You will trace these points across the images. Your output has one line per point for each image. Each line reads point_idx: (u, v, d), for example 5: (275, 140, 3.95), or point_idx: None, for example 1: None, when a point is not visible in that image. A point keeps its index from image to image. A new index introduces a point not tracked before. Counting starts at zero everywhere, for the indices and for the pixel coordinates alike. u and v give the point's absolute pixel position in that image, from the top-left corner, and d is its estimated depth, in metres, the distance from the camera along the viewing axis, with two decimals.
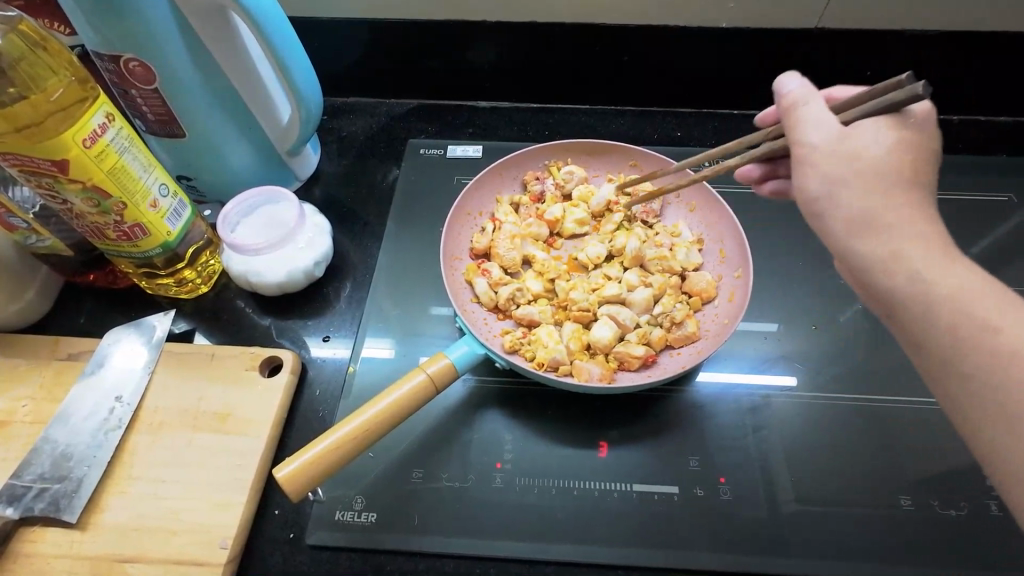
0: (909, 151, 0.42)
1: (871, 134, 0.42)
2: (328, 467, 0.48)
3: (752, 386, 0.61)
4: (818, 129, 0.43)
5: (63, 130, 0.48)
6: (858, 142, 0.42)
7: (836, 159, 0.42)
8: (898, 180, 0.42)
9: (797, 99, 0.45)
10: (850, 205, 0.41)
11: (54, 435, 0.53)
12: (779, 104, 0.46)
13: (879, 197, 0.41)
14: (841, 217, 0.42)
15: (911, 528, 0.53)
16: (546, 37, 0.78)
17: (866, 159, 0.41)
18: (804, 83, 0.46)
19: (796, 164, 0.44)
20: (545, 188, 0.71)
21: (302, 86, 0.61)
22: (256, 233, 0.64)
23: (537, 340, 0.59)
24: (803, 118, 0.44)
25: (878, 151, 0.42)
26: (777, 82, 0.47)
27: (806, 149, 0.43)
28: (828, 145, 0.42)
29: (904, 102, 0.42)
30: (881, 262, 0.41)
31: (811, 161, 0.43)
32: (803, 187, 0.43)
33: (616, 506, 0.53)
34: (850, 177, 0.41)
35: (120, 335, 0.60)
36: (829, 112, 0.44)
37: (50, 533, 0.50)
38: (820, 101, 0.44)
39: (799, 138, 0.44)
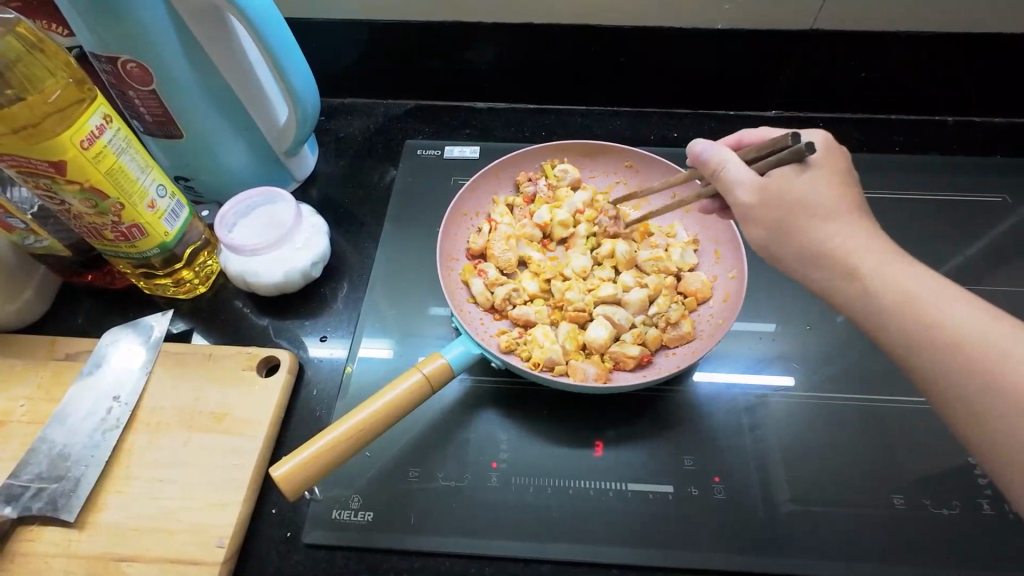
0: (838, 175, 0.46)
1: (793, 176, 0.46)
2: (324, 466, 0.48)
3: (748, 385, 0.61)
4: (743, 188, 0.48)
5: (61, 131, 0.48)
6: (784, 187, 0.46)
7: (769, 210, 0.47)
8: (838, 203, 0.45)
9: (714, 163, 0.50)
10: (800, 236, 0.45)
11: (51, 434, 0.53)
12: (700, 168, 0.51)
13: (823, 224, 0.45)
14: (794, 249, 0.46)
15: (908, 527, 0.53)
16: (544, 37, 0.78)
17: (795, 201, 0.46)
18: (715, 145, 0.50)
19: (738, 219, 0.49)
20: (538, 188, 0.71)
21: (299, 87, 0.61)
22: (254, 234, 0.64)
23: (533, 340, 0.59)
24: (724, 179, 0.49)
25: (804, 189, 0.46)
26: (690, 147, 0.51)
27: (740, 207, 0.48)
28: (758, 200, 0.47)
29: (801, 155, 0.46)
30: (841, 284, 0.44)
31: (748, 217, 0.48)
32: (753, 237, 0.49)
33: (612, 505, 0.53)
34: (786, 220, 0.46)
35: (118, 335, 0.60)
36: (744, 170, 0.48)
37: (48, 532, 0.50)
38: (734, 160, 0.49)
39: (730, 199, 0.49)
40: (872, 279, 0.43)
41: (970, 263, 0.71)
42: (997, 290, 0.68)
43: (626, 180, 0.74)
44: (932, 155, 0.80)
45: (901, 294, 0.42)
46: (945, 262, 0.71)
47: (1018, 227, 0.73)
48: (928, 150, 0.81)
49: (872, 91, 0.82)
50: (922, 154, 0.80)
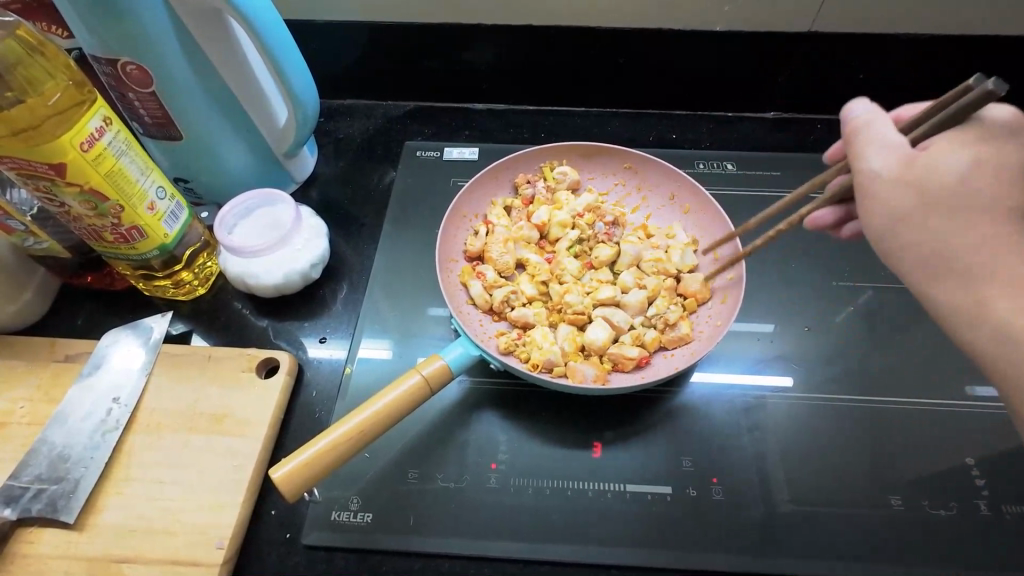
0: (1010, 168, 0.40)
1: (946, 151, 0.42)
2: (323, 467, 0.48)
3: (745, 386, 0.61)
4: (881, 151, 0.44)
5: (61, 133, 0.48)
6: (933, 160, 0.41)
7: (901, 185, 0.42)
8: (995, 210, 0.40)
9: (860, 122, 0.46)
10: (928, 241, 0.42)
11: (51, 436, 0.53)
12: (842, 127, 0.47)
13: (959, 235, 0.41)
14: (916, 255, 0.42)
15: (904, 527, 0.53)
16: (544, 38, 0.78)
17: (940, 184, 0.41)
18: (870, 107, 0.46)
19: (860, 189, 0.45)
20: (535, 190, 0.71)
21: (299, 89, 0.62)
22: (253, 236, 0.64)
23: (532, 341, 0.59)
24: (869, 136, 0.45)
25: (954, 170, 0.41)
26: (844, 106, 0.48)
27: (869, 174, 0.44)
28: (893, 169, 0.43)
29: (977, 100, 0.42)
30: (964, 311, 0.41)
31: (872, 192, 0.43)
32: (871, 218, 0.44)
33: (610, 506, 0.54)
34: (920, 210, 0.41)
35: (118, 336, 0.60)
36: (895, 132, 0.44)
37: (48, 534, 0.50)
38: (885, 120, 0.45)
39: (860, 164, 0.45)
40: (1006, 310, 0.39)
41: None
42: None
43: (624, 181, 0.74)
44: None
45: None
46: None
47: None
48: None
49: (872, 92, 0.82)
50: None
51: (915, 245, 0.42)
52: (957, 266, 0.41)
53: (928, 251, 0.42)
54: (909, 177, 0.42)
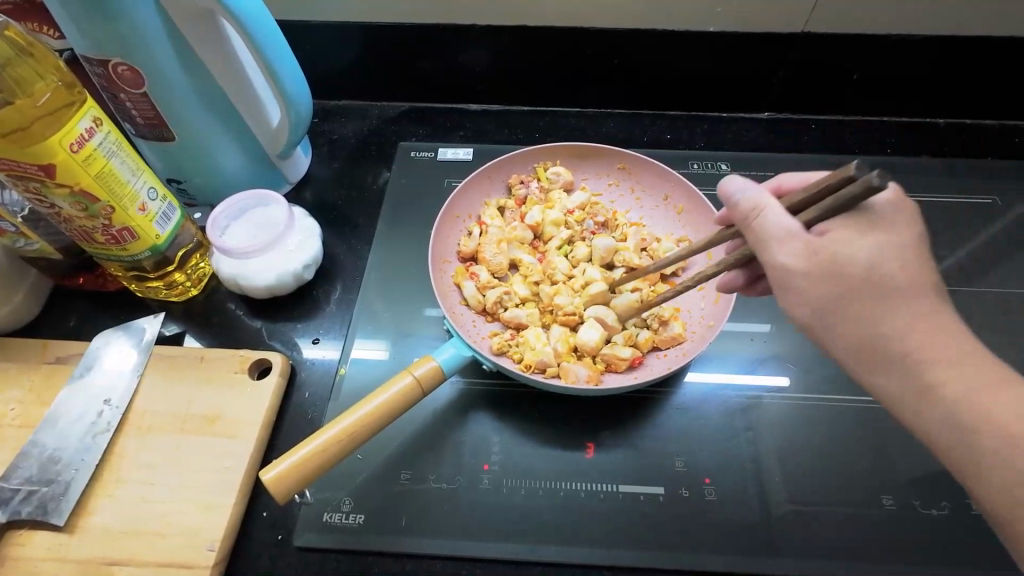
0: (902, 245, 0.42)
1: (845, 239, 0.42)
2: (314, 469, 0.48)
3: (740, 386, 0.61)
4: (784, 243, 0.42)
5: (50, 134, 0.48)
6: (838, 249, 0.41)
7: (813, 278, 0.42)
8: (906, 287, 0.41)
9: (749, 208, 0.44)
10: (862, 328, 0.42)
11: (42, 438, 0.53)
12: (733, 211, 0.45)
13: (886, 318, 0.41)
14: (851, 341, 0.42)
15: (896, 529, 0.53)
16: (537, 39, 0.78)
17: (851, 273, 0.41)
18: (753, 187, 0.45)
19: (775, 280, 0.44)
20: (529, 191, 0.72)
21: (291, 89, 0.61)
22: (246, 237, 0.64)
23: (525, 342, 0.59)
24: (765, 227, 0.43)
25: (860, 258, 0.41)
26: (721, 187, 0.46)
27: (781, 268, 0.43)
28: (802, 261, 0.42)
29: (862, 194, 0.38)
30: (909, 394, 0.41)
31: (789, 285, 0.43)
32: (794, 309, 0.44)
33: (604, 507, 0.54)
34: (841, 297, 0.41)
35: (109, 337, 0.60)
36: (787, 221, 0.43)
37: (38, 537, 0.50)
38: (774, 206, 0.43)
39: (769, 255, 0.43)
40: (942, 386, 0.40)
41: (960, 264, 0.71)
42: (986, 292, 0.69)
43: (619, 181, 0.74)
44: (922, 158, 0.80)
45: (971, 406, 0.39)
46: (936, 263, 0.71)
47: (1008, 229, 0.74)
48: (919, 152, 0.81)
49: (864, 93, 0.82)
50: (912, 157, 0.80)
51: (852, 336, 0.42)
52: (893, 349, 0.41)
53: (863, 339, 0.42)
54: (817, 268, 0.41)
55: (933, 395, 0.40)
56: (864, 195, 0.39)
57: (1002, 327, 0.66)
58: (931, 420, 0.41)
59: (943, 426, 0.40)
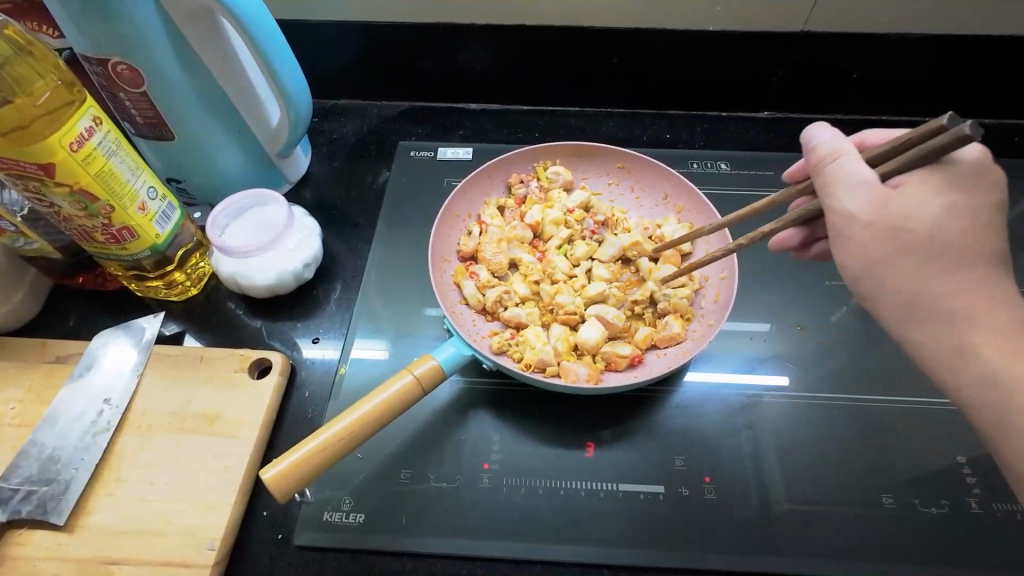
0: (976, 208, 0.41)
1: (916, 192, 0.41)
2: (314, 468, 0.48)
3: (740, 385, 0.61)
4: (852, 189, 0.43)
5: (49, 134, 0.48)
6: (906, 202, 0.41)
7: (876, 228, 0.42)
8: (966, 251, 0.41)
9: (827, 154, 0.45)
10: (908, 286, 0.42)
11: (42, 437, 0.53)
12: (809, 156, 0.46)
13: (937, 279, 0.41)
14: (894, 298, 0.43)
15: (895, 527, 0.53)
16: (537, 39, 0.78)
17: (914, 230, 0.41)
18: (835, 134, 0.46)
19: (832, 227, 0.44)
20: (529, 190, 0.72)
21: (289, 86, 0.61)
22: (245, 236, 0.64)
23: (525, 341, 0.59)
24: (836, 172, 0.44)
25: (926, 215, 0.41)
26: (805, 133, 0.47)
27: (842, 215, 0.43)
28: (866, 210, 0.42)
29: (951, 144, 0.39)
30: (946, 353, 0.42)
31: (846, 232, 0.43)
32: (842, 259, 0.44)
33: (603, 506, 0.54)
34: (898, 253, 0.41)
35: (109, 337, 0.60)
36: (863, 167, 0.43)
37: (37, 536, 0.50)
38: (851, 154, 0.44)
39: (832, 201, 0.44)
40: (981, 350, 0.40)
41: None
42: None
43: (618, 181, 0.74)
44: None
45: (1013, 376, 0.40)
46: None
47: (1007, 228, 0.74)
48: None
49: (863, 92, 0.82)
50: None
51: (898, 293, 0.42)
52: (938, 311, 0.41)
53: (910, 296, 0.42)
54: (880, 218, 0.42)
55: (968, 356, 0.41)
56: (951, 146, 0.40)
57: None
58: (968, 382, 0.41)
59: (981, 389, 0.41)
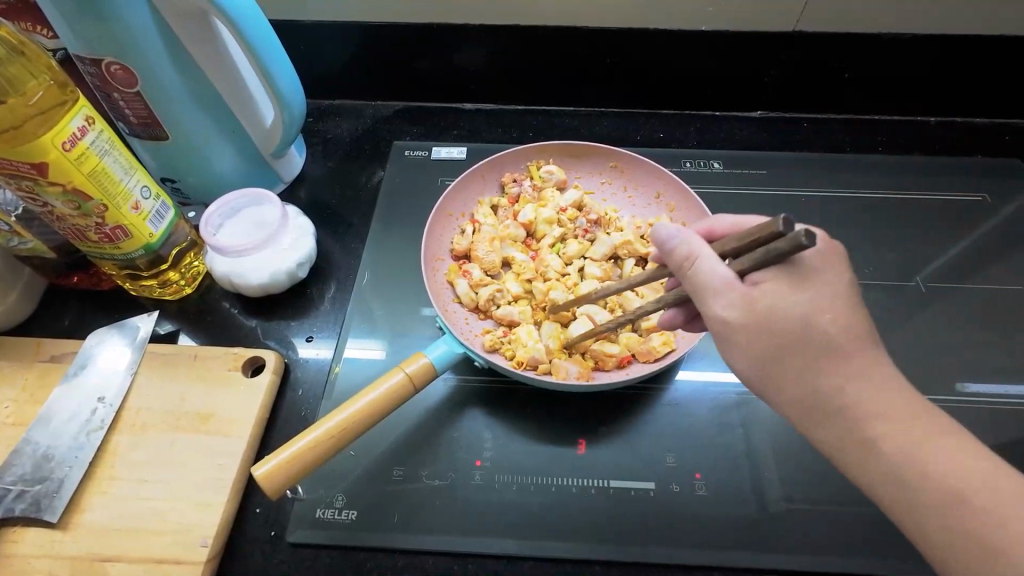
0: (839, 298, 0.42)
1: (777, 291, 0.41)
2: (305, 466, 0.48)
3: (732, 383, 0.61)
4: (719, 295, 0.42)
5: (42, 133, 0.49)
6: (771, 303, 0.41)
7: (752, 333, 0.41)
8: (846, 341, 0.41)
9: (683, 256, 0.43)
10: (805, 383, 0.41)
11: (36, 436, 0.53)
12: (668, 258, 0.44)
13: (830, 376, 0.41)
14: (794, 396, 0.42)
15: (883, 523, 0.54)
16: (532, 39, 0.79)
17: (788, 330, 0.41)
18: (683, 233, 0.43)
19: (716, 332, 0.43)
20: (521, 189, 0.72)
21: (283, 85, 0.61)
22: (238, 236, 0.64)
23: (517, 339, 0.60)
24: (699, 278, 0.42)
25: (794, 313, 0.41)
26: (654, 233, 0.45)
27: (720, 321, 0.42)
28: (739, 316, 0.41)
29: (790, 251, 0.36)
30: (848, 452, 0.41)
31: (727, 338, 0.43)
32: (739, 362, 0.43)
33: (595, 503, 0.54)
34: (783, 351, 0.41)
35: (103, 336, 0.60)
36: (719, 270, 0.42)
37: (31, 534, 0.50)
38: (707, 254, 0.42)
39: (705, 304, 0.43)
40: (880, 446, 0.40)
41: (951, 262, 0.71)
42: (976, 289, 0.69)
43: (611, 180, 0.74)
44: (913, 156, 0.81)
45: (911, 467, 0.40)
46: (927, 261, 0.71)
47: (998, 227, 0.74)
48: (911, 151, 0.82)
49: (856, 92, 0.83)
50: (903, 155, 0.81)
51: (795, 392, 0.42)
52: (835, 408, 0.41)
53: (809, 395, 0.41)
54: (753, 322, 0.41)
55: (868, 451, 0.41)
56: (792, 252, 0.36)
57: (990, 324, 0.67)
58: (874, 477, 0.41)
59: (883, 482, 0.41)
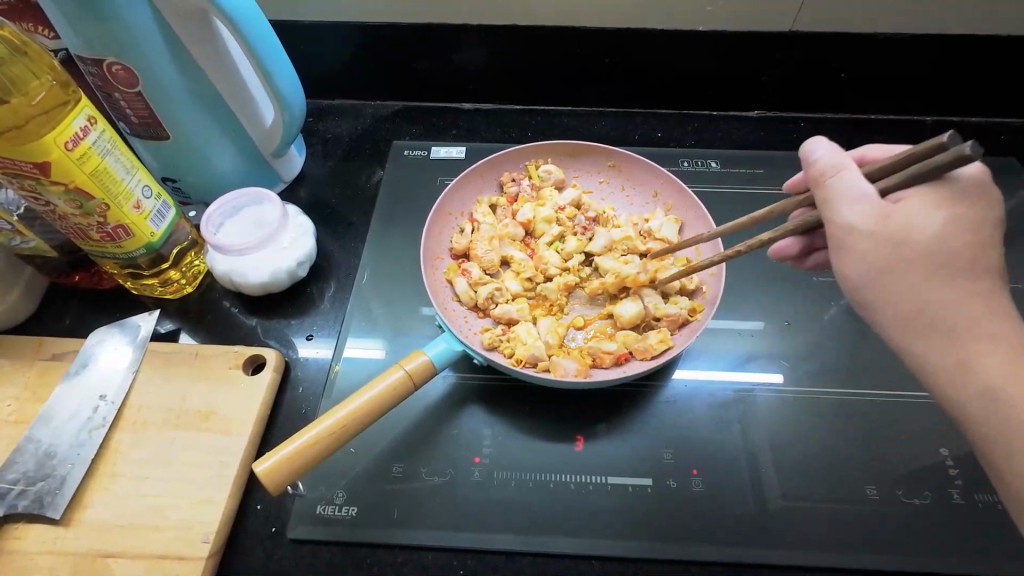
0: (983, 222, 0.42)
1: (921, 207, 0.42)
2: (307, 462, 0.49)
3: (728, 381, 0.62)
4: (855, 203, 0.43)
5: (44, 133, 0.49)
6: (908, 216, 0.42)
7: (879, 243, 0.42)
8: (967, 262, 0.42)
9: (827, 168, 0.45)
10: (917, 296, 0.42)
11: (38, 434, 0.54)
12: (808, 170, 0.46)
13: (940, 291, 0.42)
14: (897, 308, 0.43)
15: (879, 518, 0.54)
16: (530, 39, 0.79)
17: (919, 242, 0.42)
18: (834, 150, 0.45)
19: (836, 240, 0.44)
20: (520, 189, 0.73)
21: (282, 85, 0.62)
22: (241, 234, 0.65)
23: (515, 337, 0.60)
24: (835, 188, 0.44)
25: (929, 229, 0.42)
26: (804, 145, 0.47)
27: (846, 228, 0.43)
28: (867, 225, 0.42)
29: (952, 163, 0.39)
30: (948, 369, 0.43)
31: (846, 246, 0.44)
32: (844, 270, 0.44)
33: (592, 499, 0.54)
34: (905, 261, 0.42)
35: (105, 335, 0.61)
36: (861, 182, 0.43)
37: (33, 531, 0.51)
38: (853, 169, 0.44)
39: (833, 214, 0.44)
40: (983, 373, 0.42)
41: None
42: None
43: (609, 179, 0.75)
44: None
45: (1010, 393, 0.41)
46: None
47: None
48: None
49: (853, 92, 0.83)
50: None
51: (902, 303, 0.43)
52: (943, 326, 0.42)
53: (915, 306, 0.43)
54: (883, 232, 0.42)
55: (956, 361, 0.43)
56: (953, 164, 0.39)
57: None
58: (970, 395, 0.43)
59: (977, 402, 0.42)
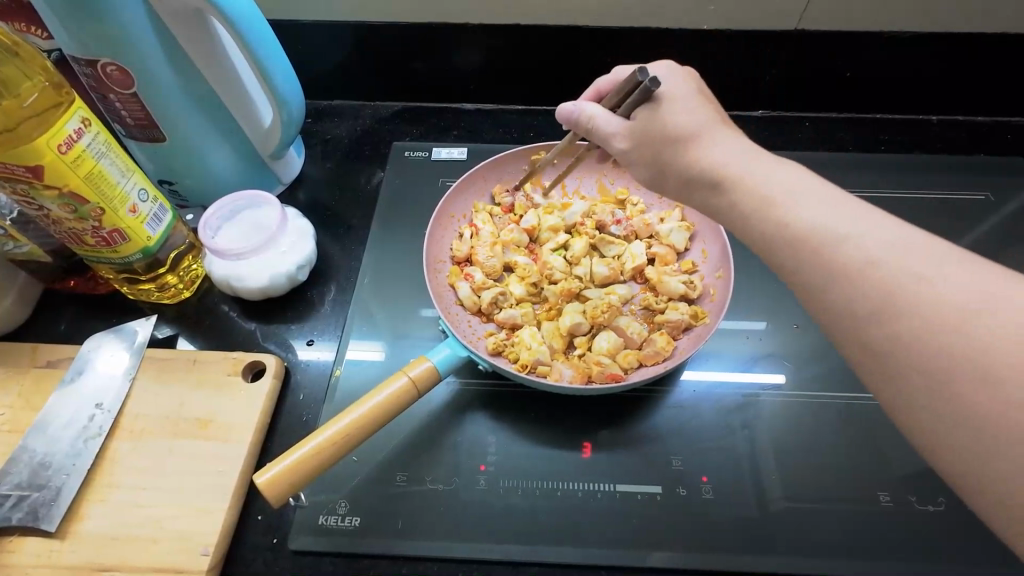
0: (693, 94, 0.47)
1: (653, 113, 0.47)
2: (308, 474, 0.48)
3: (736, 384, 0.61)
4: (616, 138, 0.49)
5: (37, 135, 0.48)
6: (652, 122, 0.46)
7: (644, 149, 0.48)
8: (710, 122, 0.46)
9: (586, 120, 0.50)
10: (685, 164, 0.45)
11: (32, 443, 0.52)
12: (575, 127, 0.52)
13: (699, 152, 0.45)
14: (680, 176, 0.46)
15: (890, 525, 0.53)
16: (531, 38, 0.78)
17: (669, 134, 0.46)
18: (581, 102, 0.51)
19: (625, 163, 0.51)
20: (517, 196, 0.71)
21: (283, 88, 0.61)
22: (238, 238, 0.64)
23: (520, 342, 0.60)
24: (599, 131, 0.50)
25: (670, 118, 0.46)
26: (561, 113, 0.52)
27: (623, 153, 0.50)
28: (631, 143, 0.48)
29: (648, 93, 0.47)
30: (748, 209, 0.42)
31: (631, 161, 0.50)
32: (640, 176, 0.50)
33: (600, 506, 0.53)
34: (668, 148, 0.46)
35: (101, 341, 0.59)
36: (610, 121, 0.49)
37: (28, 543, 0.50)
38: (602, 112, 0.49)
39: (611, 149, 0.50)
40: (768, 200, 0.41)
41: None
42: None
43: (613, 180, 0.74)
44: (914, 155, 0.80)
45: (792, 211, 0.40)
46: None
47: (1000, 227, 0.74)
48: (910, 149, 0.81)
49: (857, 90, 0.82)
50: (904, 154, 0.81)
51: (675, 175, 0.46)
52: (711, 177, 0.44)
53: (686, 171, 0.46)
54: (642, 142, 0.47)
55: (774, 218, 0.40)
56: (650, 92, 0.47)
57: None
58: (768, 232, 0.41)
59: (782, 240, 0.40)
